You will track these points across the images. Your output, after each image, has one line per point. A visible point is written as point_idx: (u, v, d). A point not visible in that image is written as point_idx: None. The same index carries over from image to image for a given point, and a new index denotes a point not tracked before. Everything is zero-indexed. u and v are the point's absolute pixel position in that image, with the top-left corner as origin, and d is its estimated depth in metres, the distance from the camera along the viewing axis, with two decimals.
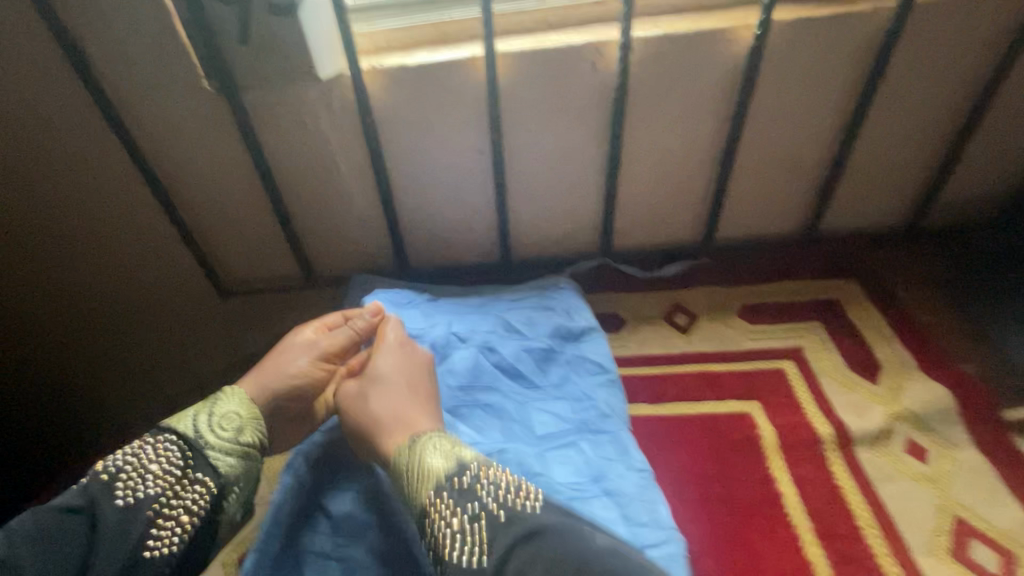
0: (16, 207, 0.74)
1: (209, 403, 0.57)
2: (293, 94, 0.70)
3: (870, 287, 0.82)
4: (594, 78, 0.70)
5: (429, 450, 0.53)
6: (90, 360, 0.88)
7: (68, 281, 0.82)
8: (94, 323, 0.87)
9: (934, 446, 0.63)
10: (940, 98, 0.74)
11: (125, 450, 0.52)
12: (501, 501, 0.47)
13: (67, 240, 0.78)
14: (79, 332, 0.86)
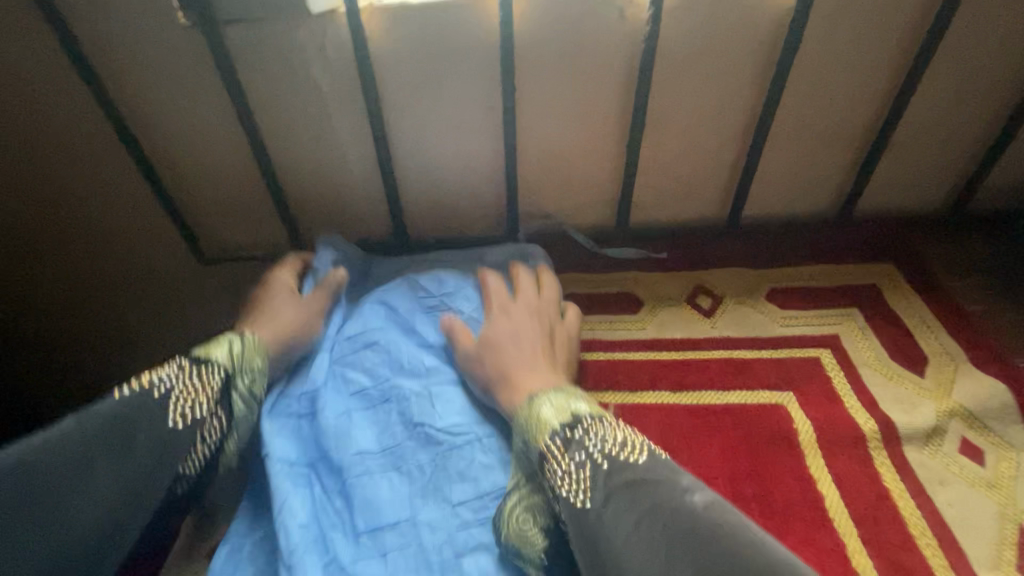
0: None
1: (235, 348, 0.57)
2: (279, 35, 0.61)
3: (910, 274, 0.75)
4: (621, 25, 0.63)
5: (542, 404, 0.52)
6: (55, 329, 0.80)
7: (23, 242, 0.73)
8: (55, 290, 0.78)
9: (993, 448, 0.56)
10: (1001, 66, 0.67)
11: (169, 373, 0.51)
12: (606, 449, 0.46)
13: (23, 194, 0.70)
14: (39, 298, 0.78)
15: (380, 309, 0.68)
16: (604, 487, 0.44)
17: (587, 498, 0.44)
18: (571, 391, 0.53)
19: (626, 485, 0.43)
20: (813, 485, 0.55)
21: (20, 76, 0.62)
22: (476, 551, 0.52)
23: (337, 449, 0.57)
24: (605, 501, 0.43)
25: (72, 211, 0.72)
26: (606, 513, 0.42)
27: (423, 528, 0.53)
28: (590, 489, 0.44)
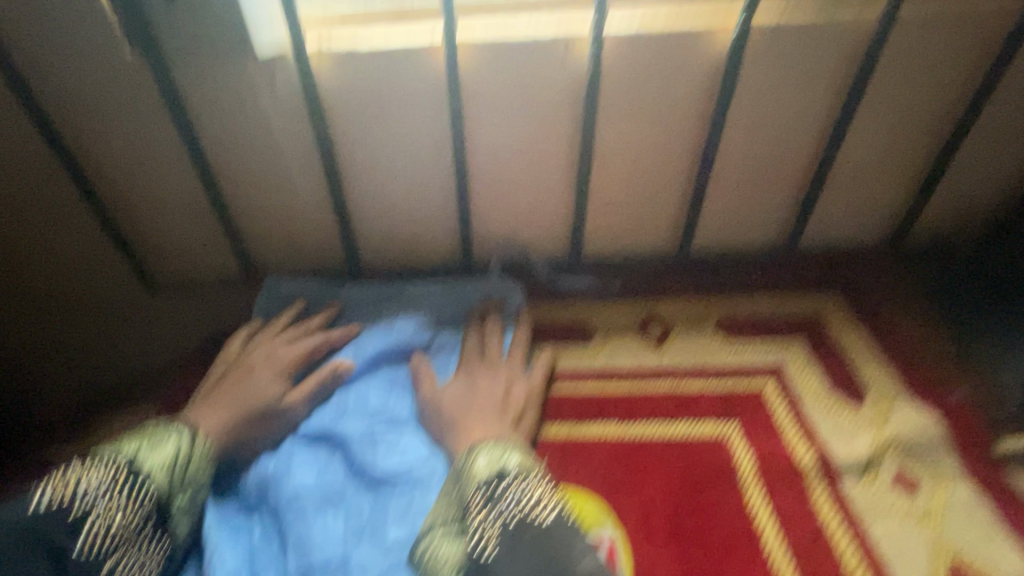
0: None
1: (182, 449, 0.52)
2: (226, 73, 0.62)
3: (852, 303, 0.77)
4: (564, 66, 0.64)
5: (478, 454, 0.51)
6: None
7: None
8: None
9: (926, 481, 0.56)
10: (926, 110, 0.70)
11: (98, 486, 0.47)
12: (522, 506, 0.46)
13: None
14: None
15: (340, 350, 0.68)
16: (510, 539, 0.44)
17: (492, 550, 0.44)
18: (505, 445, 0.52)
19: (529, 540, 0.44)
20: (751, 519, 0.55)
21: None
22: None
23: (274, 490, 0.57)
24: (506, 558, 0.43)
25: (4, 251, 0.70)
26: (505, 567, 0.43)
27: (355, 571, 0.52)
28: (498, 541, 0.44)
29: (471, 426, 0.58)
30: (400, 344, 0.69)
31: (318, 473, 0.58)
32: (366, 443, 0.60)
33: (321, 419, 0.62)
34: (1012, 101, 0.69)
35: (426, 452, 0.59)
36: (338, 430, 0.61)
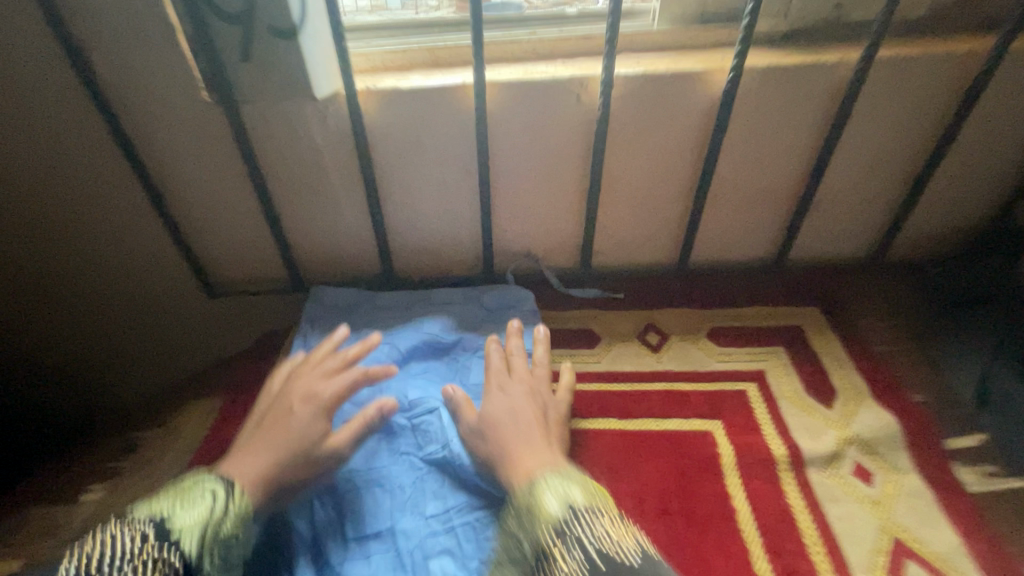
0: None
1: (216, 509, 0.50)
2: (286, 111, 0.72)
3: (831, 316, 0.86)
4: (577, 106, 0.74)
5: (544, 489, 0.50)
6: (83, 353, 0.93)
7: (43, 285, 0.84)
8: (74, 325, 0.89)
9: (881, 470, 0.65)
10: (900, 145, 0.79)
11: (120, 550, 0.44)
12: (602, 547, 0.44)
13: (44, 247, 0.80)
14: (60, 331, 0.89)
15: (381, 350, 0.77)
16: None
17: None
18: (572, 476, 0.52)
19: None
20: (728, 500, 0.64)
21: (58, 140, 0.72)
22: (442, 556, 0.59)
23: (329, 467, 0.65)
24: None
25: (92, 261, 0.83)
26: None
27: (400, 536, 0.60)
28: None
29: (517, 446, 0.59)
30: (431, 345, 0.79)
31: (371, 460, 0.66)
32: (408, 430, 0.69)
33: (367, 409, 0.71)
34: (977, 138, 0.78)
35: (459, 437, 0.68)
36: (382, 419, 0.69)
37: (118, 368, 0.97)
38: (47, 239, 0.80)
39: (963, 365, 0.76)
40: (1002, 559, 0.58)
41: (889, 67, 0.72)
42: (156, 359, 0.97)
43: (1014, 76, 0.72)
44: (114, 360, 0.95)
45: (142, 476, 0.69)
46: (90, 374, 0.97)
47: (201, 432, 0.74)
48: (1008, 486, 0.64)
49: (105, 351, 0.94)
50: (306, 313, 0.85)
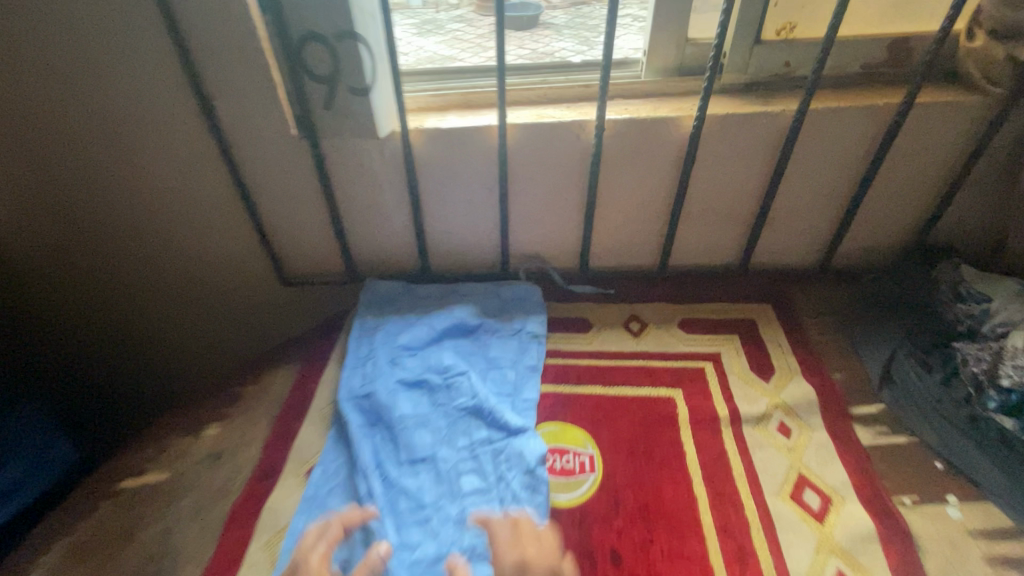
0: (117, 216, 1.01)
1: None
2: (354, 145, 0.95)
3: (779, 311, 1.07)
4: (578, 144, 0.95)
5: None
6: (175, 320, 1.18)
7: (146, 266, 1.08)
8: (168, 298, 1.14)
9: (797, 427, 0.86)
10: (835, 177, 0.99)
11: None
12: None
13: (152, 237, 1.04)
14: (157, 302, 1.14)
15: (421, 331, 0.99)
16: None
17: None
18: None
19: None
20: (680, 444, 0.85)
21: (184, 164, 0.96)
22: (471, 478, 0.80)
23: (384, 412, 0.87)
24: None
25: (187, 249, 1.07)
26: None
27: (440, 463, 0.81)
28: None
29: None
30: (459, 327, 1.01)
31: (424, 411, 0.88)
32: (444, 393, 0.90)
33: (411, 373, 0.92)
34: (895, 172, 0.98)
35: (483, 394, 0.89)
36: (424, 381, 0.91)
37: (200, 335, 1.21)
38: (154, 230, 1.04)
39: (876, 349, 0.96)
40: (875, 490, 0.77)
41: (822, 116, 0.92)
42: (230, 331, 1.21)
43: (920, 125, 0.92)
44: (201, 329, 1.20)
45: (245, 418, 0.93)
46: (180, 337, 1.21)
47: (285, 388, 0.97)
48: (894, 440, 0.85)
49: (190, 320, 1.18)
50: (362, 300, 1.08)
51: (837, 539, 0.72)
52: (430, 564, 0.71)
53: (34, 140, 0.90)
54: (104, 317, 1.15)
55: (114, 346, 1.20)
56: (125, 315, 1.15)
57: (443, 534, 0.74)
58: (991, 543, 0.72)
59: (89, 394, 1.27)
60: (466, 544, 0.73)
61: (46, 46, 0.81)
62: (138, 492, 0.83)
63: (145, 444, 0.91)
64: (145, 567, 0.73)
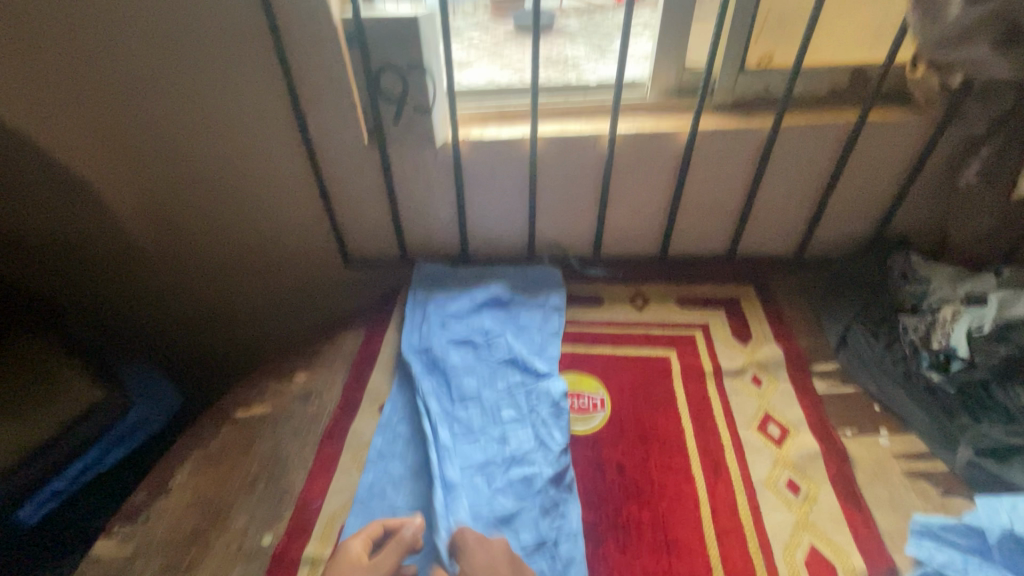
0: (209, 197, 1.24)
1: None
2: (413, 151, 1.18)
3: (758, 291, 1.28)
4: (595, 152, 1.18)
5: None
6: (250, 287, 1.41)
7: (228, 238, 1.31)
8: (245, 267, 1.37)
9: (767, 378, 1.08)
10: (805, 179, 1.21)
11: None
12: None
13: (236, 215, 1.27)
14: (236, 270, 1.37)
15: (466, 302, 1.22)
16: None
17: None
18: None
19: None
20: (672, 390, 1.07)
21: (276, 163, 1.19)
22: (511, 410, 1.03)
23: (441, 363, 1.10)
24: None
25: (268, 228, 1.29)
26: None
27: (486, 399, 1.05)
28: None
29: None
30: (496, 299, 1.24)
31: (470, 361, 1.11)
32: (488, 348, 1.13)
33: (461, 334, 1.16)
34: (855, 176, 1.20)
35: (517, 349, 1.12)
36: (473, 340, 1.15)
37: (273, 300, 1.44)
38: (238, 210, 1.26)
39: (836, 321, 1.18)
40: (821, 424, 0.99)
41: (794, 131, 1.14)
42: (297, 303, 1.45)
43: (873, 138, 1.14)
44: (272, 295, 1.43)
45: (325, 368, 1.16)
46: (256, 302, 1.45)
47: (355, 346, 1.20)
48: (844, 389, 1.06)
49: (264, 287, 1.41)
50: (415, 276, 1.30)
51: (791, 458, 0.94)
52: (479, 467, 0.94)
53: (160, 146, 1.16)
54: (195, 288, 1.41)
55: (202, 306, 1.46)
56: (212, 287, 1.41)
57: (489, 447, 0.97)
58: (911, 462, 0.94)
59: (180, 345, 1.57)
60: (507, 454, 0.96)
61: (183, 72, 1.05)
62: (249, 419, 1.06)
63: (247, 386, 1.15)
64: (264, 471, 0.97)
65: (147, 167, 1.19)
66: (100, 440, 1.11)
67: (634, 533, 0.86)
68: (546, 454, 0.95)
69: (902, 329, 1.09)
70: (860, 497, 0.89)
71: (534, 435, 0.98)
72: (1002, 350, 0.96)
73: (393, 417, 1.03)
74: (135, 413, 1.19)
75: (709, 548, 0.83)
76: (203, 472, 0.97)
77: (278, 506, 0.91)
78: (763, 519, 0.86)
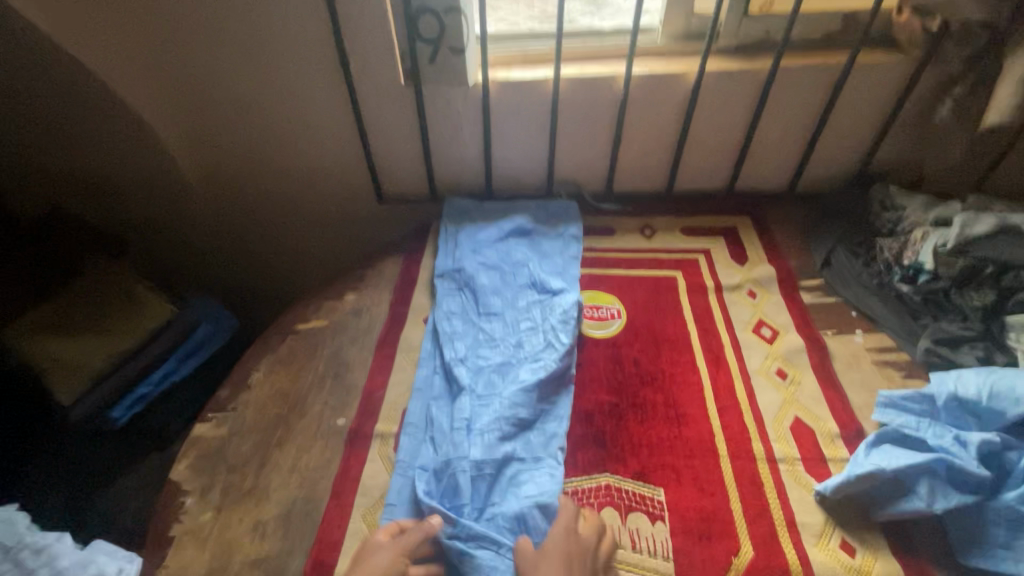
0: (251, 132, 1.35)
1: None
2: (445, 92, 1.29)
3: (754, 220, 1.43)
4: (611, 92, 1.29)
5: None
6: (287, 218, 1.53)
7: (269, 171, 1.43)
8: (283, 199, 1.49)
9: (760, 291, 1.25)
10: (800, 117, 1.34)
11: None
12: None
13: (277, 148, 1.38)
14: (275, 203, 1.50)
15: (494, 232, 1.36)
16: None
17: None
18: None
19: None
20: (679, 303, 1.23)
21: (320, 103, 1.29)
22: (529, 321, 1.16)
23: (474, 282, 1.24)
24: None
25: (307, 162, 1.41)
26: None
27: (508, 314, 1.19)
28: None
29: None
30: (520, 230, 1.37)
31: (497, 282, 1.25)
32: (512, 272, 1.27)
33: (489, 261, 1.29)
34: (844, 115, 1.33)
35: (538, 271, 1.26)
36: (500, 265, 1.29)
37: (308, 232, 1.57)
38: (279, 145, 1.37)
39: (821, 245, 1.34)
40: (806, 326, 1.16)
41: (790, 72, 1.26)
42: (333, 236, 1.58)
43: (861, 78, 1.27)
44: (309, 227, 1.56)
45: (372, 288, 1.30)
46: (293, 234, 1.58)
47: (396, 270, 1.34)
48: (828, 300, 1.23)
49: (301, 219, 1.54)
50: (446, 210, 1.43)
51: (780, 352, 1.11)
52: (498, 366, 1.08)
53: (208, 86, 1.26)
54: (237, 219, 1.54)
55: (241, 236, 1.59)
56: (255, 220, 1.54)
57: (506, 349, 1.11)
58: (880, 354, 1.12)
59: (228, 274, 1.72)
60: (520, 356, 1.09)
61: (238, 14, 1.14)
62: (310, 330, 1.20)
63: (301, 304, 1.28)
64: (330, 370, 1.12)
65: (195, 107, 1.30)
66: (178, 348, 1.27)
67: (649, 409, 1.03)
68: (552, 353, 1.08)
69: (879, 249, 1.26)
70: (836, 381, 1.06)
71: (545, 339, 1.11)
72: (962, 261, 1.12)
73: (437, 327, 1.17)
74: (202, 332, 1.32)
75: (712, 420, 1.01)
76: (276, 372, 1.12)
77: (347, 396, 1.07)
78: (756, 397, 1.04)
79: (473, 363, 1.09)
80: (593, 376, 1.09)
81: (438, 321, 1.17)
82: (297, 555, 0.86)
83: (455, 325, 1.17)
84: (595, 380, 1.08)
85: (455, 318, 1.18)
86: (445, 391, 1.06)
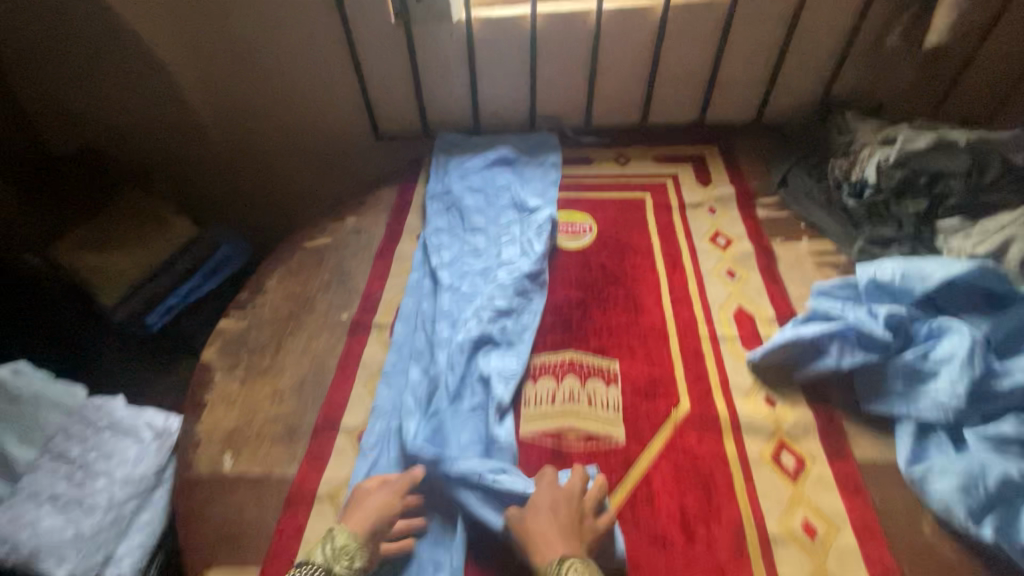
0: (255, 75, 1.49)
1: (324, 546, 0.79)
2: (432, 30, 1.40)
3: (721, 148, 1.55)
4: (585, 27, 1.40)
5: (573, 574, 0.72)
6: (290, 156, 1.69)
7: (272, 113, 1.58)
8: (285, 139, 1.64)
9: (719, 208, 1.38)
10: (762, 48, 1.44)
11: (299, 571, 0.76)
12: None
13: (278, 91, 1.52)
14: (277, 142, 1.65)
15: (480, 161, 1.49)
16: None
17: None
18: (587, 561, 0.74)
19: None
20: (646, 219, 1.37)
21: (318, 43, 1.42)
22: (509, 235, 1.31)
23: (461, 203, 1.38)
24: None
25: (307, 104, 1.55)
26: None
27: (491, 229, 1.33)
28: None
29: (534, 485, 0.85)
30: (505, 159, 1.50)
31: (481, 203, 1.39)
32: (495, 195, 1.41)
33: (474, 186, 1.43)
34: (803, 45, 1.43)
35: (519, 192, 1.40)
36: (485, 190, 1.43)
37: (310, 170, 1.73)
38: (281, 88, 1.51)
39: (778, 167, 1.46)
40: (757, 235, 1.30)
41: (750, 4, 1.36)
42: (334, 171, 1.73)
43: (817, 8, 1.36)
44: (309, 165, 1.72)
45: (370, 211, 1.44)
46: (296, 172, 1.74)
47: (391, 196, 1.48)
48: (780, 214, 1.36)
49: (303, 158, 1.69)
50: (437, 143, 1.56)
51: (731, 256, 1.25)
52: (479, 270, 1.24)
53: (216, 30, 1.39)
54: (244, 157, 1.70)
55: (248, 174, 1.75)
56: (260, 156, 1.70)
57: (488, 258, 1.26)
58: (821, 256, 1.25)
59: (235, 211, 1.89)
60: (499, 261, 1.24)
61: None
62: (316, 245, 1.36)
63: (307, 225, 1.44)
64: (335, 277, 1.27)
65: (205, 51, 1.44)
66: (198, 268, 1.51)
67: (611, 303, 1.17)
68: (527, 259, 1.22)
69: (831, 168, 1.38)
70: (780, 278, 1.20)
71: (521, 248, 1.26)
72: (899, 173, 1.23)
73: (426, 241, 1.31)
74: (220, 255, 1.55)
75: (666, 310, 1.15)
76: (286, 280, 1.28)
77: (350, 296, 1.23)
78: (706, 292, 1.18)
79: (457, 268, 1.24)
80: (563, 278, 1.24)
81: (428, 235, 1.32)
82: (309, 414, 1.03)
83: (442, 239, 1.31)
84: (565, 281, 1.23)
85: (443, 234, 1.33)
86: (432, 291, 1.21)
